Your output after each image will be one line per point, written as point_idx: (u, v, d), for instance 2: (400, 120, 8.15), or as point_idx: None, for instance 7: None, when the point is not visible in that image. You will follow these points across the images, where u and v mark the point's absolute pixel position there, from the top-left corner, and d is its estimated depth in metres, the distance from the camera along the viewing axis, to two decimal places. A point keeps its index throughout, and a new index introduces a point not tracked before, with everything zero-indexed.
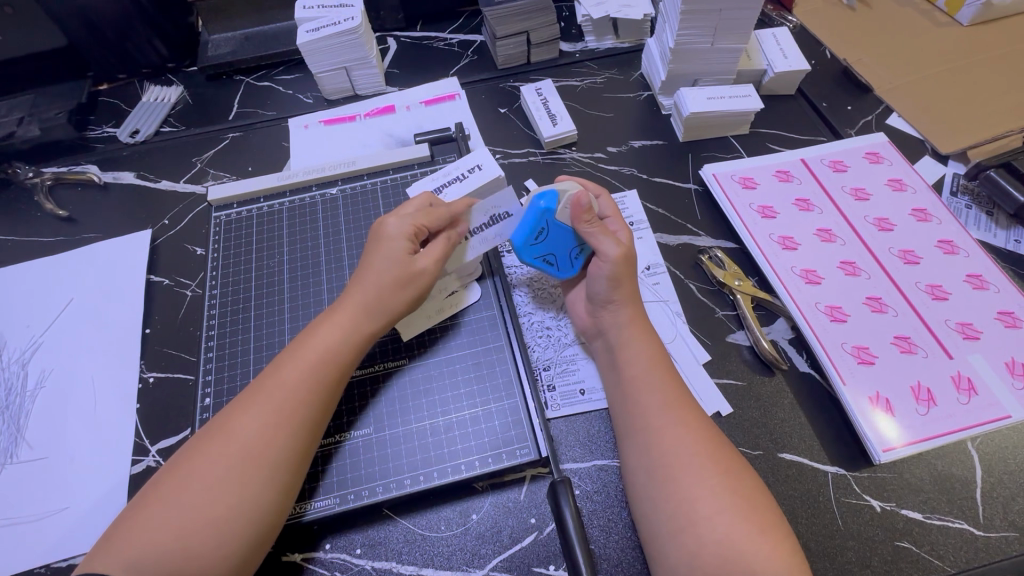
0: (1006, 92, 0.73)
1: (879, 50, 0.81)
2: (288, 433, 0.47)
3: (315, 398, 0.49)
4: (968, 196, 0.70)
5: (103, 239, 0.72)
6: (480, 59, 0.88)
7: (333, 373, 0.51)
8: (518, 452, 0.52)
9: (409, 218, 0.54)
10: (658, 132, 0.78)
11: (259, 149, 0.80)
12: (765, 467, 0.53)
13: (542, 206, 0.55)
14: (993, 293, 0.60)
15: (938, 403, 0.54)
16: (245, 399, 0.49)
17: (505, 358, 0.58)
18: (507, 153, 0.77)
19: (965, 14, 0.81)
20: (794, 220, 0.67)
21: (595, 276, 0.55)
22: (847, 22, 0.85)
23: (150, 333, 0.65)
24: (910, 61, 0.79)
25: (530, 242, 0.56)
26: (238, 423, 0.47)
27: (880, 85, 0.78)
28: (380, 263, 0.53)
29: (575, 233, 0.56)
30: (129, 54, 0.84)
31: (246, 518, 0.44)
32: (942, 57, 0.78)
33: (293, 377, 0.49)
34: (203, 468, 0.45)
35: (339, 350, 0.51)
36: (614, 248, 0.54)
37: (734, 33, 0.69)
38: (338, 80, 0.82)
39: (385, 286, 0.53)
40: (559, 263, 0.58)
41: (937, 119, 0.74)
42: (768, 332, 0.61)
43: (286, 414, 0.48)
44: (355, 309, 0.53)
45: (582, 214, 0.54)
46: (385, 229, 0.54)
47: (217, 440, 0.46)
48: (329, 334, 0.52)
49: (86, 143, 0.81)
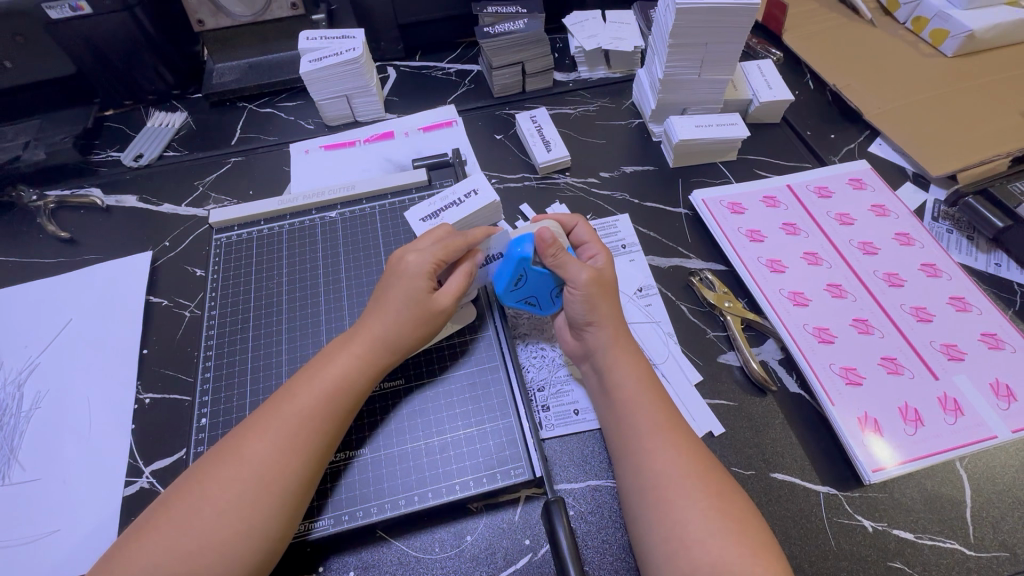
0: (986, 120, 0.76)
1: (865, 78, 0.84)
2: (301, 461, 0.47)
3: (328, 425, 0.50)
4: (949, 221, 0.72)
5: (103, 261, 0.73)
6: (477, 87, 0.91)
7: (347, 400, 0.51)
8: (513, 473, 0.52)
9: (428, 253, 0.56)
10: (649, 158, 0.80)
11: (260, 173, 0.82)
12: (757, 487, 0.53)
13: (519, 255, 0.56)
14: (975, 315, 0.62)
15: (925, 423, 0.55)
16: (259, 423, 0.49)
17: (500, 378, 0.58)
18: (502, 178, 0.79)
19: (949, 46, 0.85)
20: (782, 244, 0.69)
21: (570, 302, 0.57)
22: (833, 51, 0.88)
23: (148, 354, 0.65)
24: (895, 89, 0.82)
25: (510, 288, 0.58)
26: (251, 446, 0.47)
27: (867, 110, 0.80)
28: (401, 294, 0.54)
29: (553, 276, 0.57)
30: (136, 82, 0.87)
31: (254, 544, 0.44)
32: (924, 87, 0.81)
33: (309, 403, 0.50)
34: (213, 490, 0.45)
35: (354, 379, 0.52)
36: (582, 271, 0.55)
37: (719, 65, 0.72)
38: (338, 107, 0.84)
39: (402, 315, 0.54)
40: (540, 303, 0.60)
41: (926, 144, 0.75)
42: (758, 353, 0.62)
43: (300, 440, 0.48)
44: (372, 338, 0.54)
45: (549, 247, 0.55)
46: (405, 262, 0.55)
47: (228, 462, 0.47)
48: (346, 362, 0.52)
49: (90, 167, 0.83)
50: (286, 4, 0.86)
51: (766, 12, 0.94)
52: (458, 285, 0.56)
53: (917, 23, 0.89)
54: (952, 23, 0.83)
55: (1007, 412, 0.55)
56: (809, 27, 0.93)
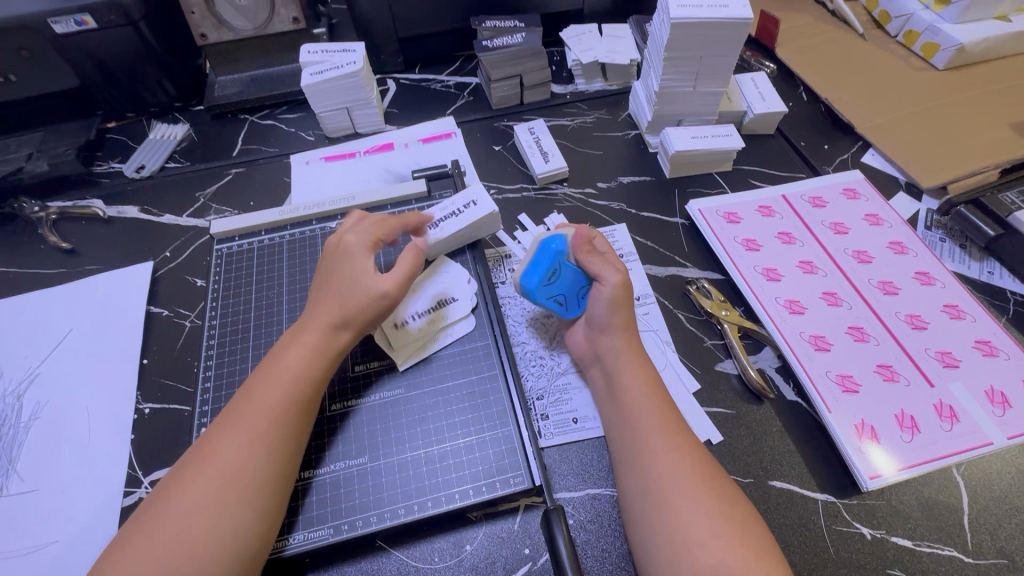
0: (976, 131, 0.77)
1: (857, 91, 0.85)
2: (263, 451, 0.48)
3: (289, 415, 0.50)
4: (942, 230, 0.73)
5: (104, 271, 0.74)
6: (476, 99, 0.92)
7: (306, 389, 0.52)
8: (512, 481, 0.53)
9: (365, 233, 0.59)
10: (646, 169, 0.81)
11: (261, 184, 0.83)
12: (756, 495, 0.53)
13: (556, 247, 0.58)
14: (970, 322, 0.63)
15: (922, 430, 0.55)
16: (222, 422, 0.50)
17: (500, 386, 0.58)
18: (501, 188, 0.80)
19: (940, 58, 0.86)
20: (778, 253, 0.69)
21: (596, 300, 0.58)
22: (826, 64, 0.90)
23: (147, 364, 0.65)
24: (886, 101, 0.83)
25: (542, 284, 0.58)
26: (214, 445, 0.48)
27: (860, 122, 0.82)
28: (344, 276, 0.57)
29: (583, 272, 0.59)
30: (138, 95, 0.88)
31: (226, 540, 0.44)
32: (915, 100, 0.83)
33: (266, 394, 0.50)
34: (182, 491, 0.46)
35: (310, 368, 0.53)
36: (614, 274, 0.58)
37: (714, 78, 0.74)
38: (339, 119, 0.85)
39: (348, 299, 0.55)
40: (567, 304, 0.59)
41: (917, 154, 0.77)
42: (755, 361, 0.62)
43: (260, 432, 0.48)
44: (322, 327, 0.55)
45: (584, 243, 0.59)
46: (344, 244, 0.59)
47: (194, 464, 0.47)
48: (299, 352, 0.53)
49: (92, 179, 0.83)
50: (288, 18, 0.88)
51: (760, 26, 0.96)
52: (412, 251, 0.60)
53: (908, 37, 0.90)
54: (942, 37, 0.85)
55: (1003, 418, 0.56)
56: (802, 40, 0.95)
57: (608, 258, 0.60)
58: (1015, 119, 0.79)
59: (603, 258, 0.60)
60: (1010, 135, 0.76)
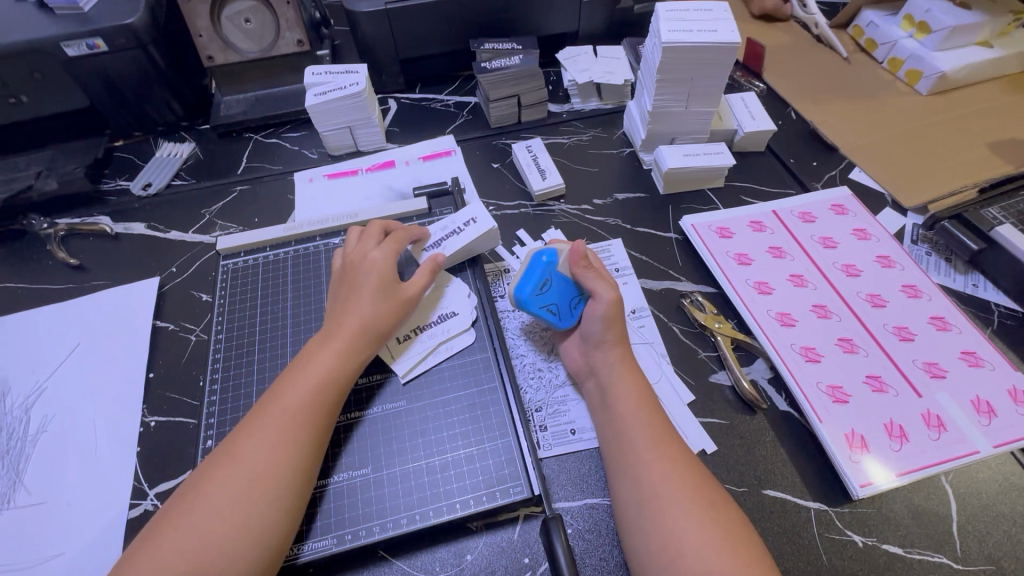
0: (954, 154, 0.81)
1: (841, 115, 0.89)
2: (292, 453, 0.50)
3: (317, 419, 0.52)
4: (928, 244, 0.75)
5: (111, 287, 0.75)
6: (475, 118, 0.95)
7: (333, 394, 0.54)
8: (512, 491, 0.54)
9: (387, 248, 0.62)
10: (640, 186, 0.84)
11: (265, 201, 0.85)
12: (750, 503, 0.55)
13: (546, 259, 0.61)
14: (955, 334, 0.64)
15: (911, 439, 0.56)
16: (250, 424, 0.51)
17: (499, 398, 0.60)
18: (500, 205, 0.82)
19: (923, 84, 0.90)
20: (769, 267, 0.71)
21: (590, 317, 0.59)
22: (812, 88, 0.94)
23: (153, 378, 0.66)
24: (869, 125, 0.87)
25: (535, 294, 0.60)
26: (244, 446, 0.50)
27: (844, 145, 0.86)
28: (372, 286, 0.59)
29: (576, 283, 0.62)
30: (146, 115, 0.90)
31: (255, 538, 0.46)
32: (897, 123, 0.87)
33: (295, 397, 0.52)
34: (212, 490, 0.47)
35: (337, 373, 0.55)
36: (609, 291, 0.59)
37: (705, 98, 0.76)
38: (342, 138, 0.88)
39: (376, 308, 0.58)
40: (560, 314, 0.61)
41: (898, 176, 0.81)
42: (748, 372, 0.64)
43: (290, 434, 0.50)
44: (352, 333, 0.57)
45: (580, 259, 0.60)
46: (369, 259, 0.61)
47: (224, 463, 0.49)
48: (328, 357, 0.55)
49: (99, 196, 0.85)
50: (293, 41, 0.90)
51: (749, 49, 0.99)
52: (430, 266, 0.63)
53: (893, 63, 0.94)
54: (925, 64, 0.89)
55: (988, 427, 0.57)
56: (789, 63, 0.98)
57: (603, 274, 0.61)
58: (992, 141, 0.83)
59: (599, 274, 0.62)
60: (986, 156, 0.81)
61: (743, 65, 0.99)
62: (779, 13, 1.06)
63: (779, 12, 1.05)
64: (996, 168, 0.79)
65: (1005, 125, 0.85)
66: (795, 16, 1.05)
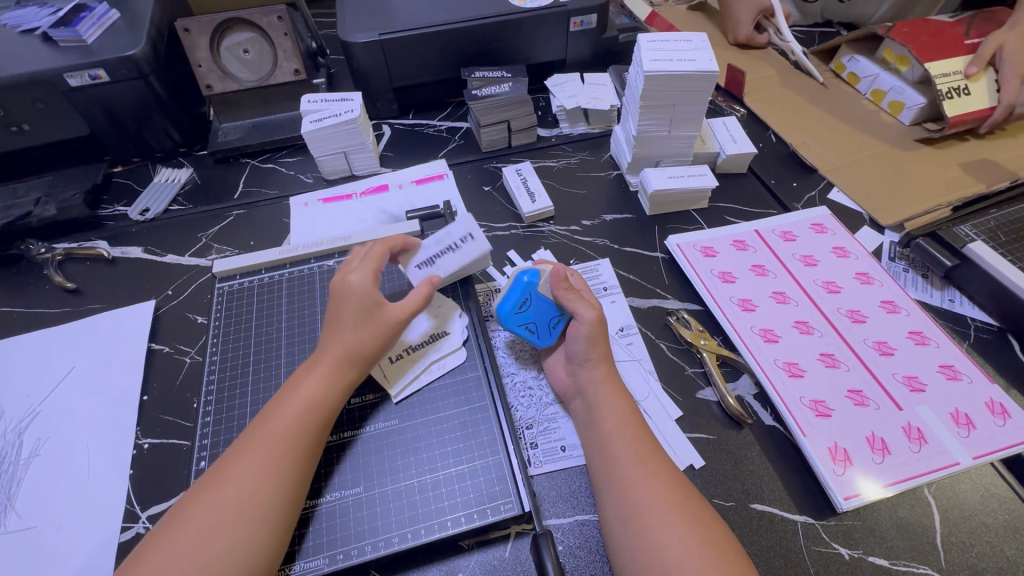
0: (926, 174, 0.85)
1: (819, 137, 0.93)
2: (278, 479, 0.50)
3: (308, 440, 0.53)
4: (905, 261, 0.77)
5: (107, 309, 0.76)
6: (467, 143, 0.98)
7: (322, 416, 0.55)
8: (502, 508, 0.54)
9: (368, 270, 0.62)
10: (627, 207, 0.86)
11: (261, 225, 0.86)
12: (737, 518, 0.56)
13: (525, 279, 0.63)
14: (933, 347, 0.66)
15: (892, 451, 0.58)
16: (238, 450, 0.52)
17: (490, 416, 0.61)
18: (491, 227, 0.84)
19: (906, 115, 0.93)
20: (752, 285, 0.73)
21: (573, 337, 0.61)
22: (790, 113, 0.98)
23: (147, 400, 0.67)
24: (846, 146, 0.91)
25: (514, 312, 0.63)
26: (229, 473, 0.50)
27: (822, 166, 0.89)
28: (355, 311, 0.59)
29: (556, 303, 0.63)
30: (145, 142, 0.92)
31: (239, 565, 0.46)
32: (872, 145, 0.91)
33: (281, 424, 0.53)
34: (198, 516, 0.48)
35: (324, 400, 0.56)
36: (590, 311, 0.60)
37: (687, 123, 0.80)
38: (337, 163, 0.90)
39: (362, 334, 0.59)
40: (538, 331, 0.63)
41: (874, 195, 0.84)
42: (734, 388, 0.65)
43: (276, 460, 0.51)
44: (340, 355, 0.58)
45: (559, 281, 0.62)
46: (350, 283, 0.61)
47: (213, 487, 0.50)
48: (314, 383, 0.56)
49: (97, 221, 0.87)
50: (290, 70, 0.93)
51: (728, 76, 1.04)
52: (425, 288, 0.63)
53: (876, 94, 0.98)
54: (908, 95, 0.93)
55: (967, 439, 0.59)
56: (768, 89, 1.03)
57: (583, 295, 0.63)
58: (962, 162, 0.87)
59: (579, 295, 0.63)
60: (957, 177, 0.84)
61: (723, 90, 1.04)
62: (754, 43, 1.11)
63: (755, 41, 1.10)
64: (963, 187, 0.83)
65: (973, 148, 0.89)
66: (772, 44, 1.09)
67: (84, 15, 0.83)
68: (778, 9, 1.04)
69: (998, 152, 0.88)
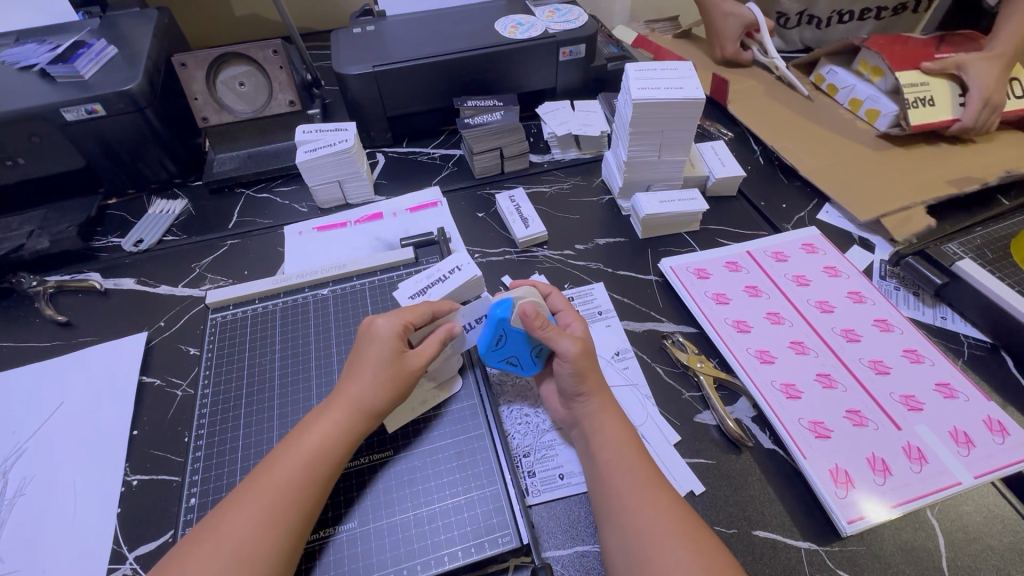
0: (902, 176, 0.88)
1: (800, 141, 0.96)
2: (279, 532, 0.49)
3: (306, 493, 0.51)
4: (896, 280, 0.78)
5: (98, 342, 0.76)
6: (460, 170, 0.99)
7: (326, 466, 0.53)
8: (500, 540, 0.53)
9: (397, 317, 0.60)
10: (619, 231, 0.87)
11: (255, 254, 0.87)
12: (741, 546, 0.54)
13: (499, 317, 0.60)
14: (929, 365, 0.66)
15: (893, 473, 0.57)
16: (238, 497, 0.51)
17: (486, 445, 0.60)
18: (485, 252, 0.85)
19: (881, 122, 0.96)
20: (746, 306, 0.74)
21: (559, 372, 0.59)
22: (772, 121, 1.00)
23: (138, 435, 0.66)
24: (824, 150, 0.94)
25: (492, 350, 0.62)
26: (228, 523, 0.49)
27: (804, 167, 0.92)
28: (376, 359, 0.58)
29: (531, 338, 0.61)
30: (140, 173, 0.93)
31: None
32: (850, 150, 0.93)
33: (285, 472, 0.52)
34: (192, 569, 0.46)
35: (331, 447, 0.54)
36: (571, 345, 0.58)
37: (676, 149, 0.81)
38: (331, 192, 0.91)
39: (378, 382, 0.57)
40: (521, 363, 0.64)
41: (852, 192, 0.86)
42: (731, 411, 0.65)
43: (277, 511, 0.50)
44: (350, 403, 0.56)
45: (532, 321, 0.58)
46: (376, 328, 0.60)
47: (209, 538, 0.48)
48: (322, 429, 0.55)
49: (91, 253, 0.86)
50: (285, 102, 0.95)
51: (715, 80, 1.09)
52: (441, 336, 0.61)
53: (852, 103, 1.01)
54: (882, 104, 0.96)
55: (968, 458, 0.58)
56: (750, 101, 1.05)
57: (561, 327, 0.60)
58: (941, 167, 0.89)
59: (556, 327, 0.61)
60: (936, 179, 0.87)
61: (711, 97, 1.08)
62: (740, 59, 1.14)
63: (740, 58, 1.14)
64: (937, 189, 0.85)
65: (950, 158, 0.91)
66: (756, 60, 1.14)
67: (81, 52, 0.84)
68: (762, 26, 1.06)
69: (985, 167, 0.89)
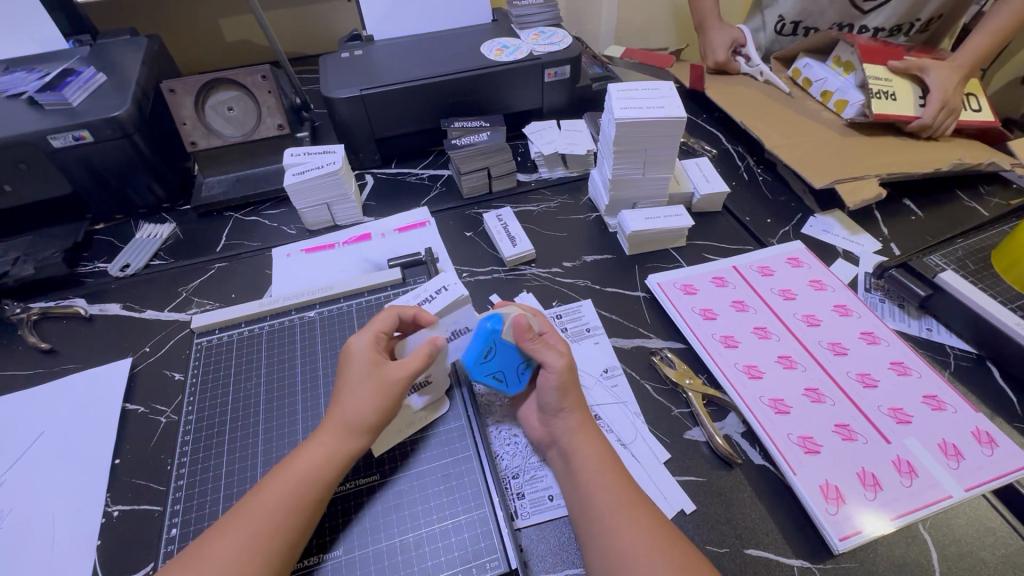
0: (863, 158, 0.91)
1: (770, 127, 0.98)
2: (263, 559, 0.48)
3: (292, 519, 0.50)
4: (880, 292, 0.79)
5: (82, 368, 0.75)
6: (448, 190, 1.00)
7: (314, 491, 0.52)
8: (488, 565, 0.52)
9: (366, 333, 0.60)
10: (607, 248, 0.88)
11: (243, 277, 0.86)
12: (734, 565, 0.54)
13: (490, 326, 0.61)
14: (916, 378, 0.67)
15: (884, 487, 0.57)
16: (223, 523, 0.50)
17: (473, 466, 0.59)
18: (473, 272, 0.85)
19: (848, 111, 0.99)
20: (733, 320, 0.74)
21: (544, 386, 0.59)
22: (745, 107, 1.04)
23: (120, 464, 0.65)
24: (792, 134, 0.97)
25: (479, 360, 0.61)
26: (213, 550, 0.48)
27: (770, 144, 0.95)
28: (360, 378, 0.57)
29: (520, 351, 0.61)
30: (128, 198, 0.93)
31: None
32: (817, 137, 0.96)
33: (272, 497, 0.51)
34: None
35: (320, 472, 0.53)
36: (558, 359, 0.60)
37: (660, 166, 0.82)
38: (319, 214, 0.91)
39: (364, 400, 0.56)
40: (507, 380, 0.62)
41: (813, 165, 0.89)
42: (721, 427, 0.64)
43: (263, 536, 0.49)
44: (336, 428, 0.56)
45: (523, 332, 0.60)
46: (352, 347, 0.59)
47: (192, 565, 0.47)
48: (311, 454, 0.54)
49: (76, 280, 0.86)
50: (274, 125, 0.95)
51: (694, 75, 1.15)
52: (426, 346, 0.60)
53: (825, 95, 1.04)
54: (850, 95, 0.99)
55: (958, 470, 0.58)
56: (733, 96, 1.08)
57: (549, 342, 0.62)
58: (897, 153, 0.93)
59: (545, 341, 0.62)
60: (891, 163, 0.90)
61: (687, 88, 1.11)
62: (728, 68, 1.15)
63: (729, 65, 1.15)
64: (891, 170, 0.89)
65: (908, 150, 0.94)
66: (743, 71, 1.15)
67: (70, 80, 0.84)
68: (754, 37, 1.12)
69: (957, 163, 0.91)
